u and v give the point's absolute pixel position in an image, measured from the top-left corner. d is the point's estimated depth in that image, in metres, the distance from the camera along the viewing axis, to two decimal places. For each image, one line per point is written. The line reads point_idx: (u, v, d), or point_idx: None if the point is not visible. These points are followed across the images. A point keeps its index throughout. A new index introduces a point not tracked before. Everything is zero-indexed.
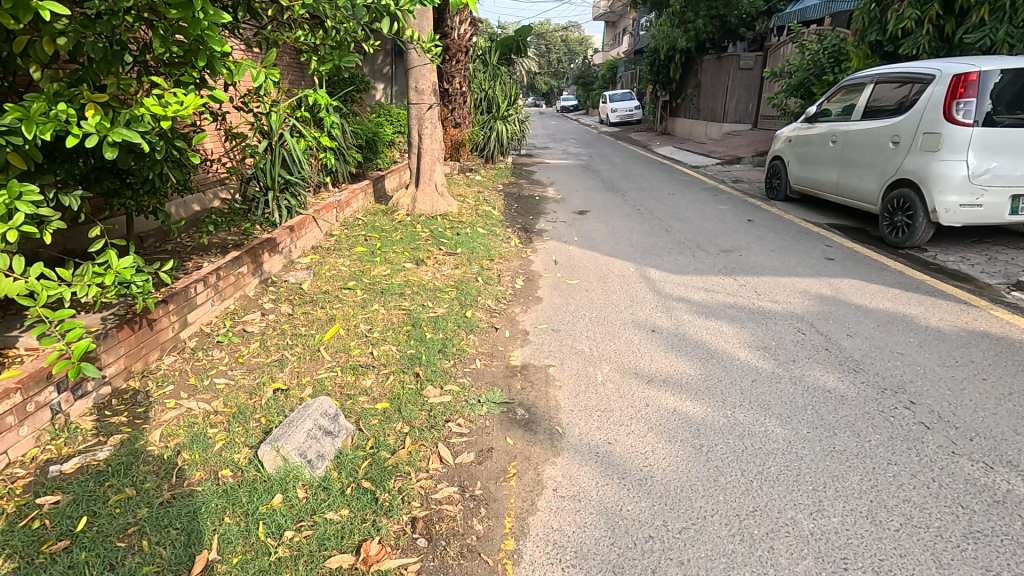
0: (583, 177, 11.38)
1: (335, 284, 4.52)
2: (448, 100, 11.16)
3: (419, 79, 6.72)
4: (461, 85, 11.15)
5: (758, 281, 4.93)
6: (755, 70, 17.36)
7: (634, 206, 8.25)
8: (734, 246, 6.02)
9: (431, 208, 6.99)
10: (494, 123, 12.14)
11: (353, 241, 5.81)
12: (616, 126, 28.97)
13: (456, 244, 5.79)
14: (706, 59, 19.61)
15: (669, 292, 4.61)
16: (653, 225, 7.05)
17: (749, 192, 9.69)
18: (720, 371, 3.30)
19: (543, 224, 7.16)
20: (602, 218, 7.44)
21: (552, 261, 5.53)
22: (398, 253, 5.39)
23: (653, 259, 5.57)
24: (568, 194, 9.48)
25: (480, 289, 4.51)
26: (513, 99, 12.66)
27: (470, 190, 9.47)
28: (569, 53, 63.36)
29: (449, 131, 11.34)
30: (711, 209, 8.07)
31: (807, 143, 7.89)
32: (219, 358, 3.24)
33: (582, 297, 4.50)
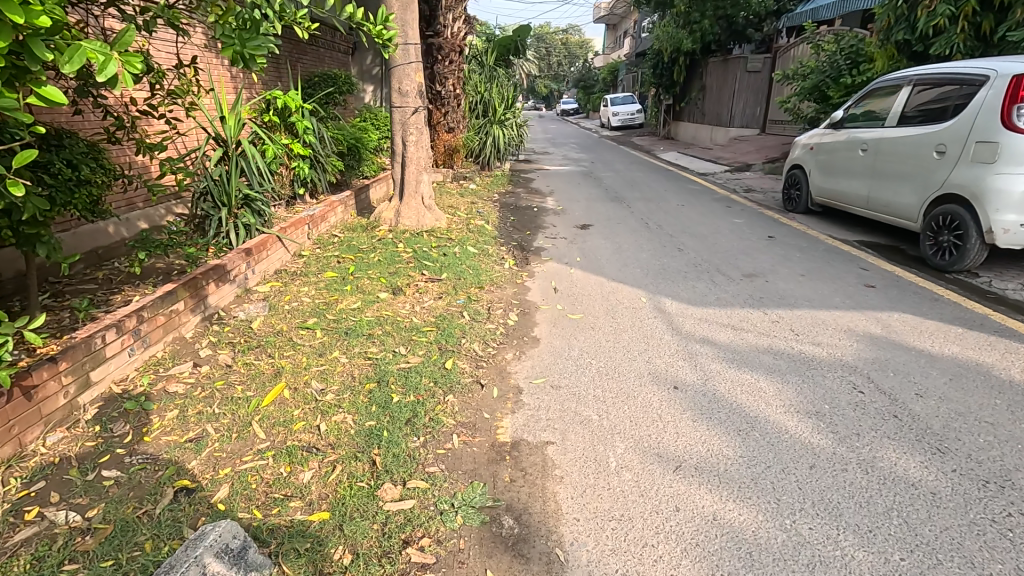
0: (584, 186, 10.67)
1: (293, 322, 3.80)
2: (440, 103, 10.45)
3: (403, 79, 6.01)
4: (454, 87, 10.45)
5: (793, 315, 4.20)
6: (764, 73, 16.71)
7: (642, 220, 7.53)
8: (758, 269, 5.30)
9: (416, 223, 6.28)
10: (490, 127, 11.44)
11: (325, 263, 5.10)
12: (617, 130, 28.29)
13: (442, 267, 5.08)
14: (712, 62, 18.93)
15: (689, 332, 3.88)
16: (664, 242, 6.32)
17: (765, 203, 8.97)
18: (766, 451, 2.57)
19: (542, 241, 6.44)
20: (607, 234, 6.73)
21: (551, 288, 4.81)
22: (374, 279, 4.68)
23: (667, 286, 4.85)
24: (569, 205, 8.77)
25: (465, 328, 3.79)
26: (510, 102, 11.97)
27: (463, 200, 8.77)
28: (568, 56, 62.75)
29: (443, 137, 10.64)
30: (726, 224, 7.35)
31: (832, 152, 7.17)
32: (120, 436, 2.52)
33: (586, 338, 3.77)
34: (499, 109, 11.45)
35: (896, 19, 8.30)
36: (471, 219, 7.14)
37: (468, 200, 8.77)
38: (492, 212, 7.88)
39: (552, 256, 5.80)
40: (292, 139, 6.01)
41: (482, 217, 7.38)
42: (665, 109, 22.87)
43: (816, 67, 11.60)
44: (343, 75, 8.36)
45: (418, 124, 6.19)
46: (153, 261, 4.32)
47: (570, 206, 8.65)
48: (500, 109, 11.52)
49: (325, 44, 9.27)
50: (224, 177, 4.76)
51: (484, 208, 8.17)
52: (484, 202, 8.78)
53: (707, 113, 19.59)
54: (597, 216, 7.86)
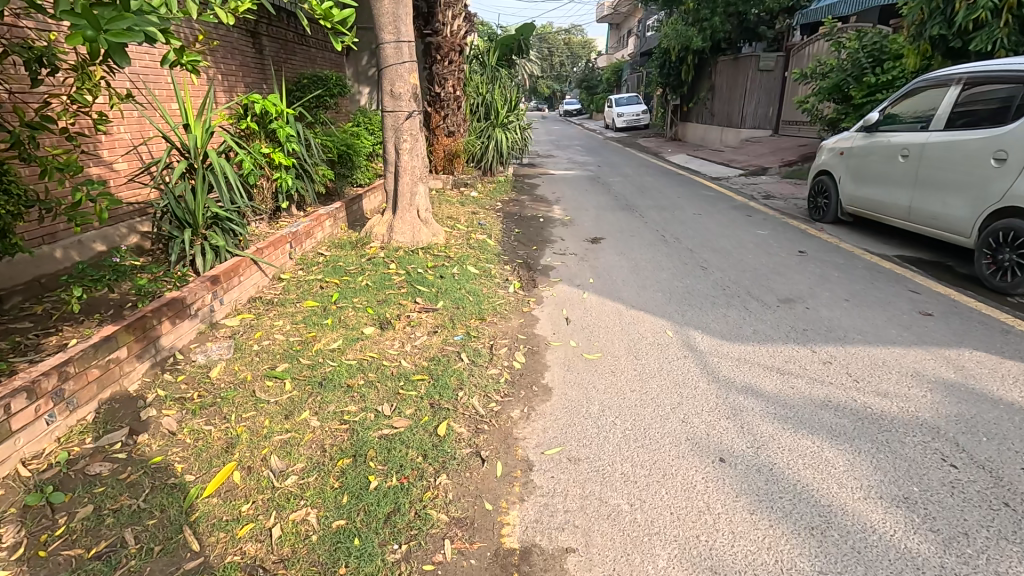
0: (592, 192, 10.07)
1: (260, 368, 3.21)
2: (439, 106, 9.87)
3: (395, 80, 5.42)
4: (454, 89, 9.86)
5: (846, 354, 3.60)
6: (777, 72, 16.20)
7: (659, 232, 6.93)
8: (796, 293, 4.69)
9: (411, 239, 5.69)
10: (492, 131, 10.85)
11: (306, 288, 4.52)
12: (622, 131, 27.67)
13: (438, 292, 4.49)
14: (721, 61, 18.32)
15: (728, 378, 3.29)
16: (685, 260, 5.72)
17: (788, 211, 8.36)
18: (852, 563, 1.98)
19: (550, 257, 5.85)
20: (621, 249, 6.13)
21: (562, 317, 4.21)
22: (359, 309, 4.09)
23: (695, 315, 4.26)
24: (577, 214, 8.18)
25: (462, 375, 3.20)
26: (514, 104, 11.37)
27: (464, 209, 8.18)
28: (571, 57, 62.16)
29: (442, 141, 10.05)
30: (750, 236, 6.74)
31: (867, 157, 6.56)
32: (9, 548, 1.94)
33: (607, 386, 3.18)
34: (501, 111, 10.85)
35: (930, 13, 7.68)
36: (472, 233, 6.55)
37: (469, 210, 8.19)
38: (495, 224, 7.29)
39: (562, 277, 5.21)
40: (275, 147, 5.43)
41: (484, 230, 6.80)
42: (672, 109, 22.23)
43: (837, 66, 10.97)
44: (334, 76, 7.78)
45: (413, 130, 5.59)
46: (103, 292, 3.75)
47: (578, 216, 8.05)
48: (503, 112, 10.92)
49: (316, 43, 8.69)
50: (191, 193, 4.13)
51: (485, 218, 7.57)
52: (486, 212, 8.20)
53: (716, 114, 18.96)
54: (608, 228, 7.27)
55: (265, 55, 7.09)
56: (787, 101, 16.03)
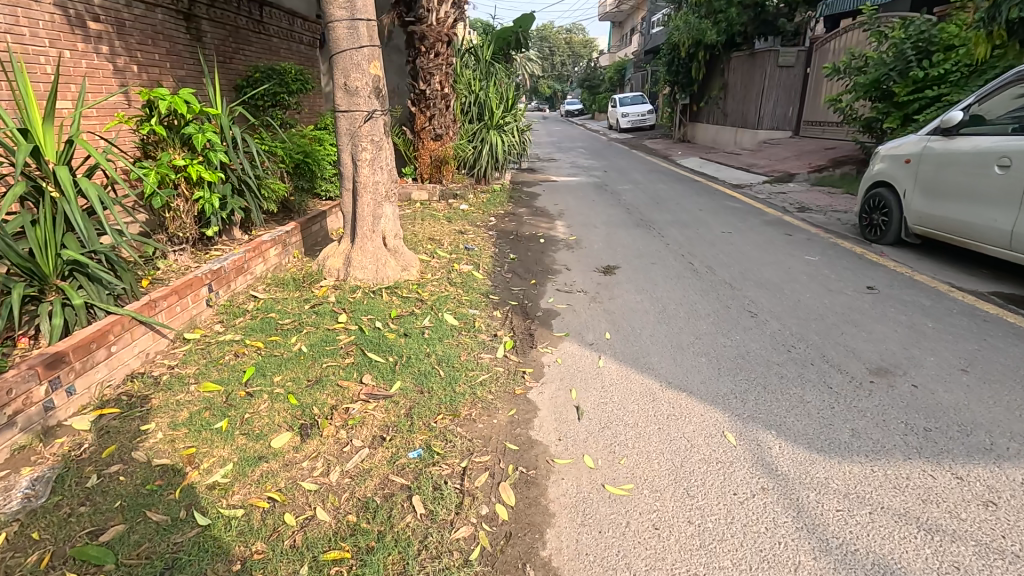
0: (600, 204, 8.81)
1: (77, 534, 1.96)
2: (425, 105, 8.62)
3: (349, 70, 4.13)
4: (441, 86, 8.61)
5: (1015, 484, 2.32)
6: (797, 68, 14.96)
7: (686, 258, 5.68)
8: (890, 359, 3.43)
9: (374, 276, 4.43)
10: (486, 134, 9.58)
11: (214, 356, 3.24)
12: (627, 131, 26.41)
13: (397, 361, 3.23)
14: (735, 57, 17.10)
15: (845, 544, 2.02)
16: (727, 301, 4.46)
17: (834, 228, 7.08)
18: None
19: (552, 297, 4.59)
20: (642, 284, 4.87)
21: (572, 406, 2.94)
22: (277, 397, 2.83)
23: (760, 400, 2.99)
24: (584, 233, 6.93)
25: (408, 549, 1.94)
26: (511, 104, 10.11)
27: (450, 228, 6.92)
28: (572, 57, 60.95)
29: (429, 146, 8.81)
30: (799, 264, 5.49)
31: (945, 165, 5.29)
32: None
33: (651, 569, 1.92)
34: (496, 112, 9.59)
35: None
36: (456, 261, 5.29)
37: (456, 228, 6.94)
38: (486, 247, 6.04)
39: (569, 328, 3.95)
40: (194, 158, 4.17)
41: (472, 256, 5.54)
42: (681, 109, 20.98)
43: (877, 59, 9.68)
44: (295, 71, 6.54)
45: (374, 135, 4.30)
46: None
47: (585, 235, 6.82)
48: (498, 113, 9.66)
49: (279, 33, 7.47)
50: (32, 226, 2.85)
51: (474, 240, 6.33)
52: (476, 229, 6.94)
53: (730, 114, 17.67)
54: (621, 251, 6.02)
55: (207, 44, 5.87)
56: (809, 99, 14.76)
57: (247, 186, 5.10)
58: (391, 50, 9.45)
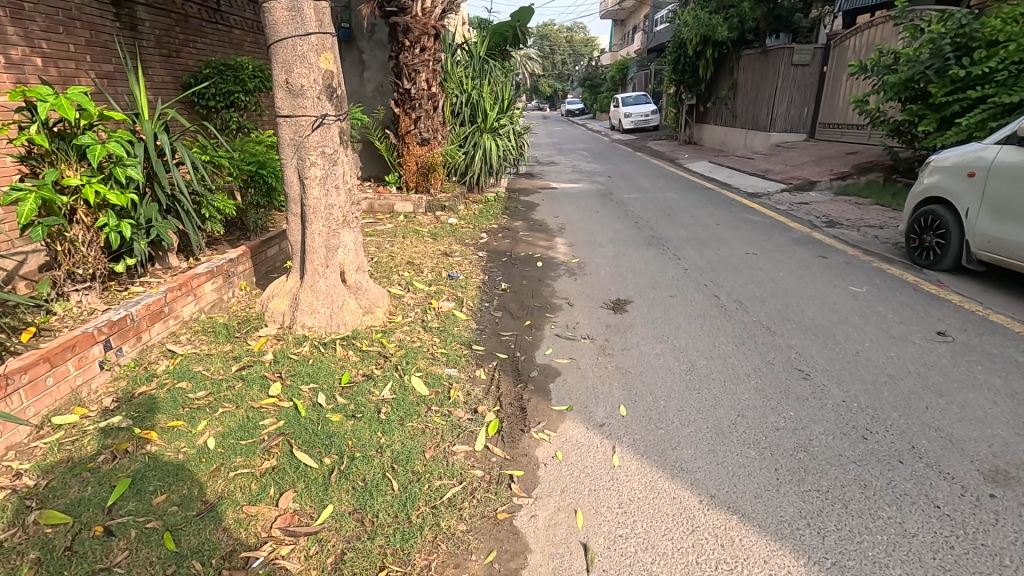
0: (605, 216, 7.94)
1: None
2: (410, 106, 7.71)
3: (292, 62, 3.23)
4: (428, 85, 7.71)
5: None
6: (813, 66, 14.06)
7: (710, 290, 4.80)
8: (1008, 456, 2.53)
9: (327, 322, 3.55)
10: (479, 138, 8.70)
11: (81, 459, 2.35)
12: (629, 132, 25.52)
13: (336, 464, 2.35)
14: (746, 55, 16.22)
15: None
16: (767, 354, 3.58)
17: (873, 248, 6.19)
18: None
19: (550, 348, 3.70)
20: (661, 328, 4.00)
21: (578, 545, 2.06)
22: (147, 539, 1.94)
23: (847, 533, 2.10)
24: (588, 253, 6.05)
25: None
26: (506, 105, 9.22)
27: (434, 247, 6.04)
28: (573, 56, 60.06)
29: (415, 152, 7.93)
30: (845, 298, 4.61)
31: (1020, 181, 4.39)
32: None
33: None
34: (490, 114, 8.68)
35: None
36: (435, 294, 4.41)
37: (442, 247, 6.07)
38: (473, 273, 5.16)
39: (573, 398, 3.06)
40: (93, 176, 3.28)
41: (455, 286, 4.68)
42: (687, 109, 20.12)
43: (910, 56, 8.72)
44: (252, 68, 5.66)
45: (327, 146, 3.40)
46: None
47: (590, 256, 5.94)
48: (492, 115, 8.76)
49: (241, 24, 6.60)
50: None
51: (461, 263, 5.45)
52: (465, 248, 6.06)
53: (739, 114, 16.79)
54: (632, 279, 5.14)
55: (145, 37, 5.00)
56: (826, 100, 13.86)
57: (181, 205, 4.22)
58: (374, 45, 8.58)
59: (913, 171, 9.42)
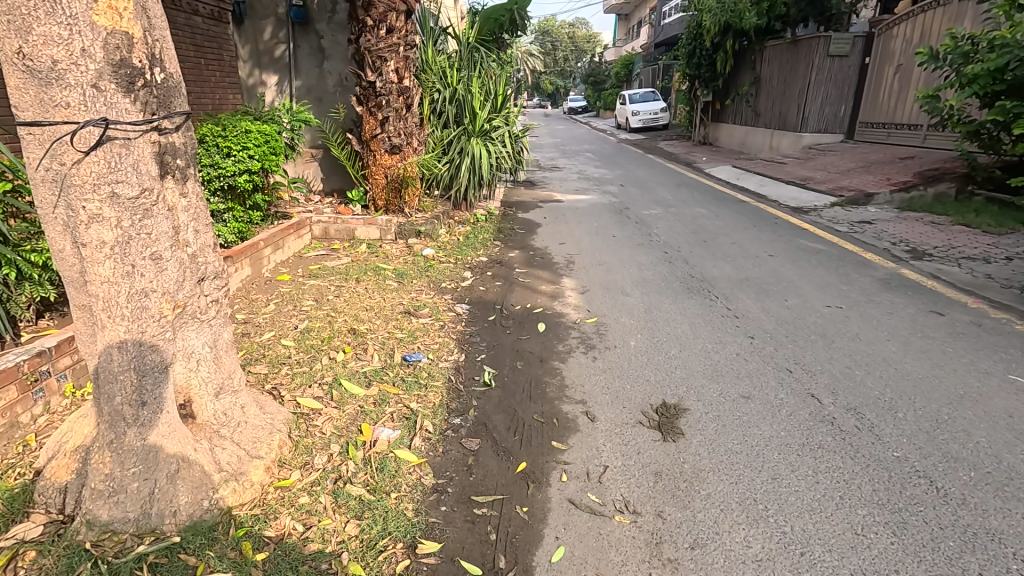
0: (623, 242, 6.29)
1: None
2: (375, 104, 6.05)
3: (25, 9, 1.53)
4: (398, 76, 6.04)
5: None
6: (853, 58, 12.45)
7: (804, 388, 3.13)
8: None
9: (140, 510, 1.89)
10: (466, 142, 7.05)
11: None
12: (637, 131, 23.76)
13: None
14: (772, 47, 14.55)
15: None
16: (967, 567, 1.93)
17: (998, 297, 4.52)
18: None
19: (560, 545, 2.03)
20: (750, 485, 2.34)
21: None
22: None
23: None
24: (607, 304, 4.41)
25: None
26: (500, 102, 7.55)
27: (396, 298, 4.37)
28: (576, 52, 58.24)
29: (383, 162, 6.26)
30: (1021, 403, 2.93)
31: None
32: None
33: None
34: (478, 113, 7.00)
35: None
36: (372, 407, 2.75)
37: (407, 298, 4.41)
38: (442, 351, 3.49)
39: None
40: None
41: (409, 384, 3.01)
42: (702, 107, 18.45)
43: (1006, 39, 6.83)
44: None
45: (119, 183, 1.72)
46: None
47: (610, 311, 4.28)
48: (482, 114, 7.09)
49: None
50: None
51: (427, 331, 3.77)
52: (439, 301, 4.40)
53: (763, 112, 15.08)
54: (678, 359, 3.48)
55: None
56: (869, 96, 12.19)
57: None
58: (335, 28, 6.95)
59: (996, 181, 7.73)
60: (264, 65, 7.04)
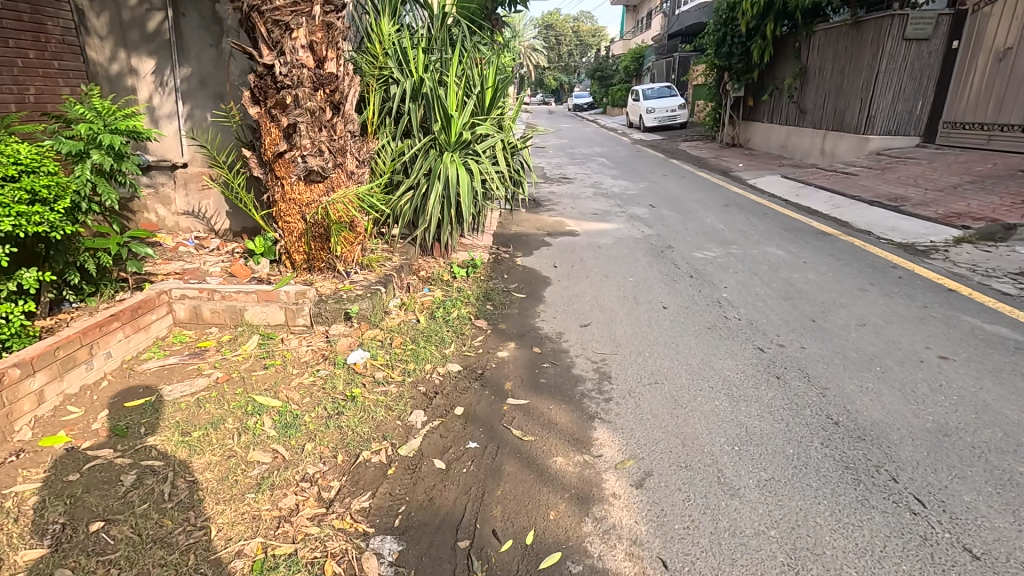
0: (682, 323, 3.92)
1: None
2: (274, 102, 3.63)
3: None
4: (313, 57, 3.63)
5: None
6: (935, 42, 10.02)
7: None
8: None
9: None
10: (436, 158, 4.67)
11: None
12: (652, 132, 21.29)
13: None
14: (824, 31, 12.14)
15: None
16: None
17: None
18: None
19: None
20: None
21: None
22: None
23: None
24: (701, 538, 2.03)
25: None
26: (489, 99, 5.15)
27: (239, 534, 2.01)
28: (581, 46, 55.57)
29: (297, 196, 3.90)
30: None
31: None
32: None
33: None
34: (455, 117, 4.60)
35: None
36: None
37: (266, 527, 2.04)
38: None
39: None
40: None
41: None
42: (732, 103, 16.04)
43: None
44: None
45: None
46: None
47: (715, 568, 1.92)
48: (461, 118, 4.69)
49: None
50: None
51: None
52: (331, 535, 2.02)
53: (811, 110, 12.62)
54: None
55: None
56: (957, 89, 9.81)
57: None
58: None
59: None
60: (133, 43, 4.64)
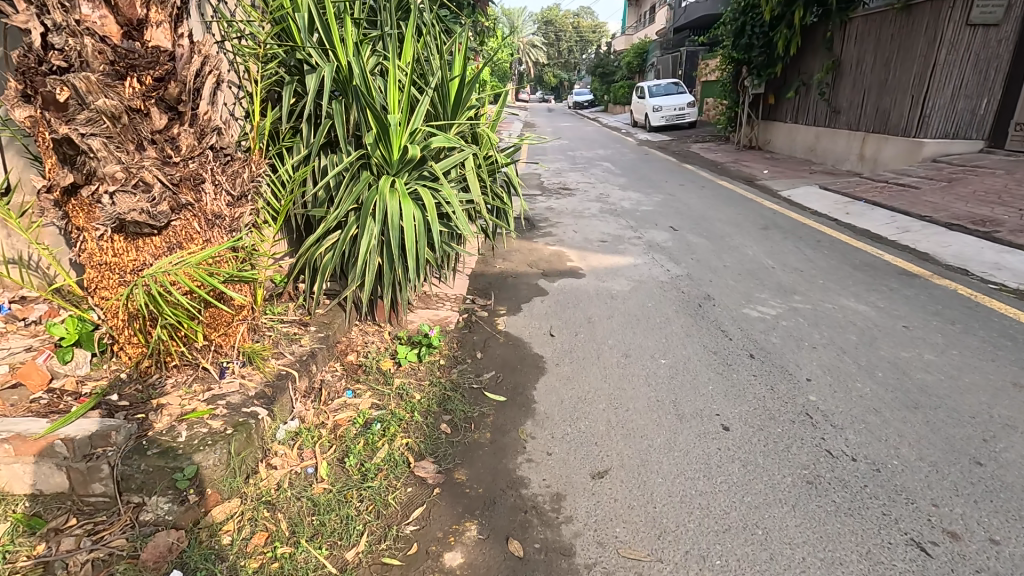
0: (764, 474, 2.32)
1: None
2: (49, 98, 2.02)
3: None
4: (118, 18, 2.03)
5: None
6: (1005, 27, 8.43)
7: None
8: None
9: None
10: (372, 186, 3.06)
11: None
12: (659, 132, 19.64)
13: None
14: (863, 17, 10.52)
15: None
16: None
17: None
18: None
19: None
20: None
21: None
22: None
23: None
24: None
25: None
26: (454, 97, 3.53)
27: None
28: (580, 41, 53.73)
29: (115, 259, 2.29)
30: None
31: None
32: None
33: None
34: (398, 123, 3.00)
35: None
36: None
37: None
38: None
39: None
40: None
41: None
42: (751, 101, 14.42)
43: None
44: None
45: None
46: None
47: None
48: (408, 125, 3.09)
49: None
50: None
51: None
52: None
53: (846, 109, 11.02)
54: None
55: None
56: None
57: None
58: None
59: None
60: None
